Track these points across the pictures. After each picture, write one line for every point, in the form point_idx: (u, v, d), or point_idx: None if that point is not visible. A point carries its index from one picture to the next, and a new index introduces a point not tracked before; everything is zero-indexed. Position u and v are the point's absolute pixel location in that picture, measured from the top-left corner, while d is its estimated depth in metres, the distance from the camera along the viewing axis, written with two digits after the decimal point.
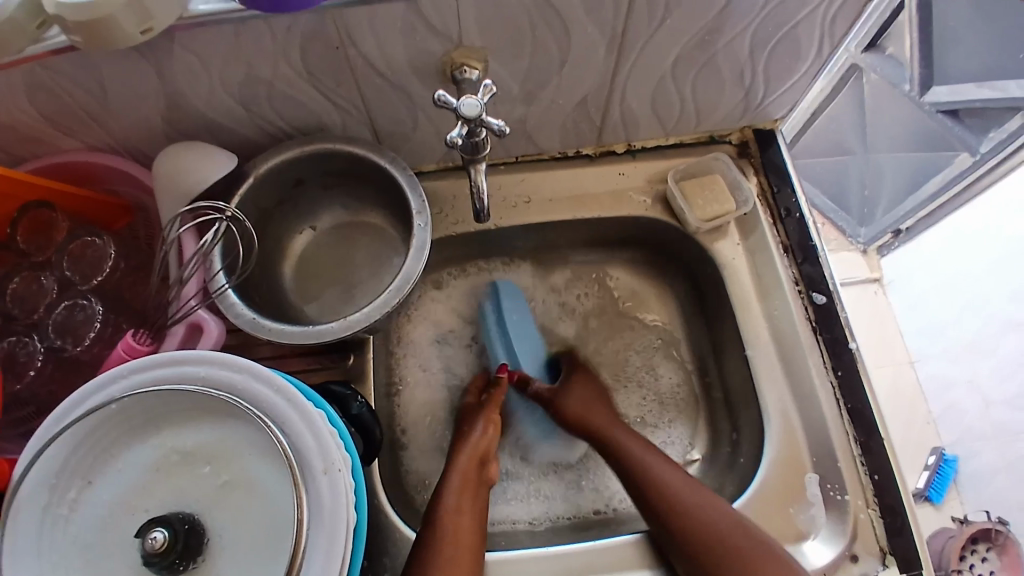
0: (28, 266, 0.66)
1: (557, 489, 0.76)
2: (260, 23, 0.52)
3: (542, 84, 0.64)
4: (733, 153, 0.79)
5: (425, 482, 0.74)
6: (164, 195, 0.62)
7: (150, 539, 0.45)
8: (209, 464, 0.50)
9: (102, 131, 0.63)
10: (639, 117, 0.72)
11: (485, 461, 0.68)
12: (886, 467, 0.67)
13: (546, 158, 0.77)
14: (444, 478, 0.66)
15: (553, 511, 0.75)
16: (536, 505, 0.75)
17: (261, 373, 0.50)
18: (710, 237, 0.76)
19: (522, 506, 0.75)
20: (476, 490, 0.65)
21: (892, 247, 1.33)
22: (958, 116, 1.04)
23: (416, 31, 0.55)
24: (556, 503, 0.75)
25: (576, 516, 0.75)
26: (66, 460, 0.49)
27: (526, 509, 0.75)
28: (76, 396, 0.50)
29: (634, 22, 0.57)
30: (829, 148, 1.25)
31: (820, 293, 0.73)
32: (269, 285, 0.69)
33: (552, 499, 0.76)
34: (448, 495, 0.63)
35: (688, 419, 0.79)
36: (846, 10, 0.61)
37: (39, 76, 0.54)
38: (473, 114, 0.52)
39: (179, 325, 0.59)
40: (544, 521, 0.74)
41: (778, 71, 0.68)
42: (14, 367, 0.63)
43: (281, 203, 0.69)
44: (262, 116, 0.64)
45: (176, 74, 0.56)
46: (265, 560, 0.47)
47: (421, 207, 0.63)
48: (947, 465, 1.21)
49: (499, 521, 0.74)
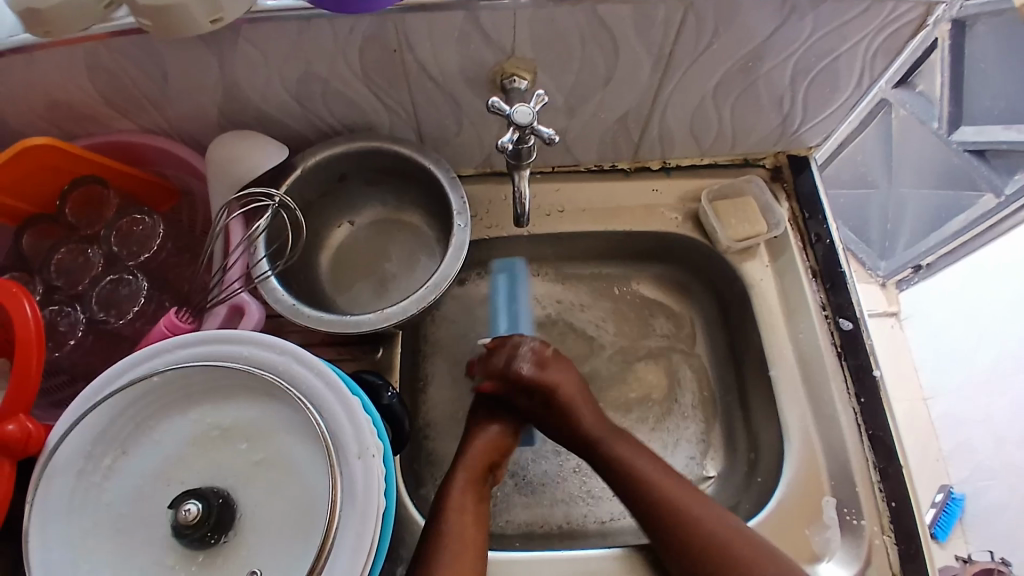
0: (75, 240, 0.68)
1: (602, 492, 0.76)
2: (323, 22, 0.53)
3: (585, 98, 0.66)
4: (765, 176, 0.80)
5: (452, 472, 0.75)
6: (215, 180, 0.64)
7: (184, 510, 0.46)
8: (245, 441, 0.51)
9: (158, 114, 0.65)
10: (676, 136, 0.74)
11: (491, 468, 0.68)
12: (904, 494, 0.67)
13: (582, 170, 0.79)
14: (450, 476, 0.66)
15: (591, 515, 0.75)
16: (574, 508, 0.75)
17: (302, 356, 0.51)
18: (738, 257, 0.77)
19: (562, 508, 0.75)
20: (479, 494, 0.65)
21: (911, 282, 1.35)
22: (985, 157, 1.05)
23: (472, 40, 0.57)
24: (596, 506, 0.75)
25: (614, 521, 0.75)
26: (104, 429, 0.50)
27: (566, 512, 0.75)
28: (119, 366, 0.51)
29: (681, 43, 0.59)
30: (855, 180, 1.26)
31: (846, 319, 0.74)
32: (306, 274, 0.71)
33: (590, 503, 0.76)
34: (448, 497, 0.64)
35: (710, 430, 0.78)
36: (888, 46, 0.62)
37: (102, 55, 0.56)
38: (524, 121, 0.54)
39: (221, 307, 0.61)
40: (580, 525, 0.74)
41: (816, 100, 0.69)
42: (54, 336, 0.64)
43: (324, 196, 0.71)
44: (314, 112, 0.66)
45: (236, 65, 0.58)
46: (293, 539, 0.48)
47: (462, 207, 0.64)
48: (953, 503, 1.21)
49: (535, 523, 0.74)
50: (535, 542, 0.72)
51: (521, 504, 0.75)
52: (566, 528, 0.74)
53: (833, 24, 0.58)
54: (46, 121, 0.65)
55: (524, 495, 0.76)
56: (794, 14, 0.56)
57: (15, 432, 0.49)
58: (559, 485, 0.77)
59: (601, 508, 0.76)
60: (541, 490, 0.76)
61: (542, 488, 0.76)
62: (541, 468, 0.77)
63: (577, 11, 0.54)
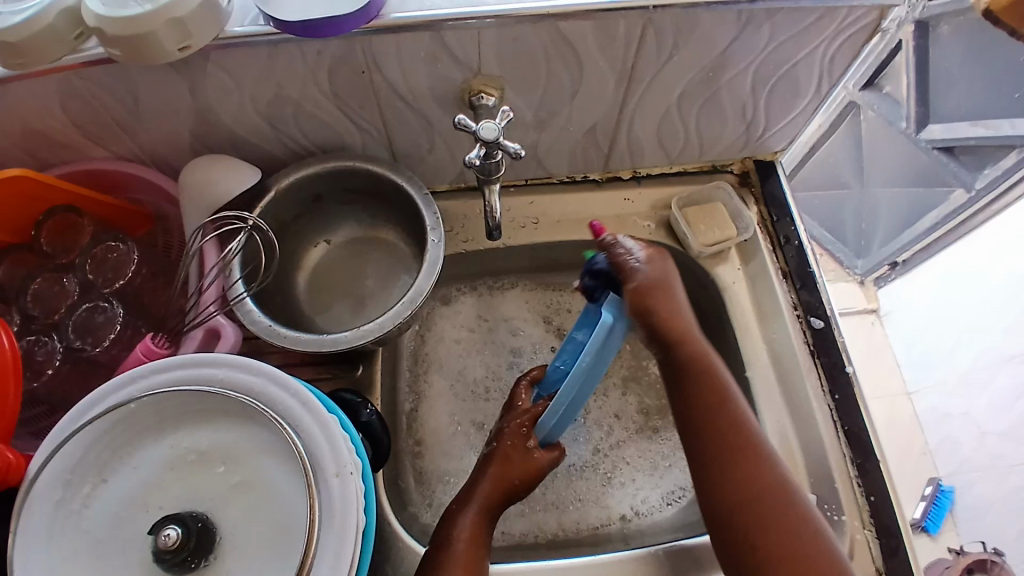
0: (52, 268, 0.68)
1: (590, 496, 0.77)
2: (291, 47, 0.55)
3: (555, 111, 0.67)
4: (734, 182, 0.82)
5: (444, 482, 0.75)
6: (190, 205, 0.64)
7: (163, 536, 0.46)
8: (224, 463, 0.52)
9: (130, 141, 0.66)
10: (645, 146, 0.75)
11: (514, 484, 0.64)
12: (882, 488, 0.68)
13: (554, 181, 0.80)
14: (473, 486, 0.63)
15: (584, 520, 0.76)
16: (567, 514, 0.76)
17: (277, 377, 0.52)
18: (711, 262, 0.79)
19: (553, 514, 0.76)
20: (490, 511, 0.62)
21: (888, 279, 1.37)
22: (953, 153, 1.08)
23: (439, 60, 0.58)
24: (586, 511, 0.76)
25: (604, 525, 0.76)
26: (81, 459, 0.50)
27: (557, 518, 0.76)
28: (96, 393, 0.52)
29: (643, 57, 0.61)
30: (827, 181, 1.29)
31: (817, 318, 0.75)
32: (283, 293, 0.72)
33: (580, 508, 0.76)
34: (461, 518, 0.61)
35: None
36: (844, 51, 0.64)
37: (75, 85, 0.57)
38: (490, 137, 0.56)
39: (197, 330, 0.61)
40: (571, 532, 0.75)
41: (779, 107, 0.71)
42: (32, 366, 0.65)
43: (300, 216, 0.72)
44: (286, 134, 0.66)
45: (207, 91, 0.59)
46: (274, 559, 0.48)
47: (435, 223, 0.65)
48: (943, 495, 1.22)
49: (528, 531, 0.75)
50: (528, 551, 0.73)
51: (518, 514, 0.76)
52: (561, 534, 0.75)
53: (789, 33, 0.60)
54: (19, 151, 0.65)
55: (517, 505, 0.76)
56: (750, 24, 0.58)
57: None
58: (549, 491, 0.77)
59: (590, 512, 0.76)
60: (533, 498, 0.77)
61: (535, 494, 0.77)
62: None
63: (540, 29, 0.56)
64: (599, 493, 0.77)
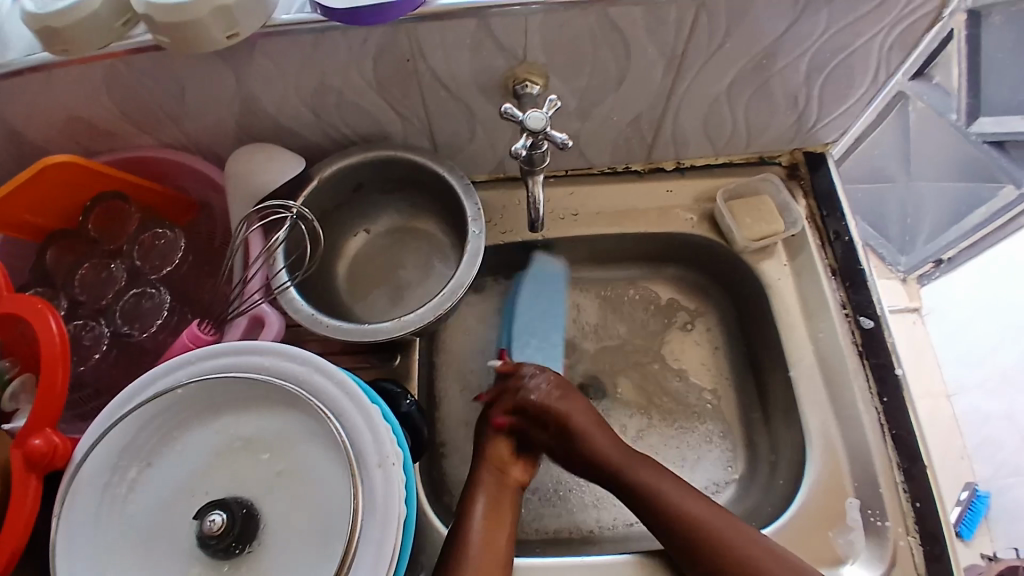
0: (98, 254, 0.69)
1: None
2: (337, 34, 0.54)
3: (598, 101, 0.66)
4: (782, 175, 0.79)
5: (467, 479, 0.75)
6: (234, 194, 0.65)
7: (209, 521, 0.47)
8: (268, 451, 0.52)
9: (176, 129, 0.66)
10: (690, 137, 0.74)
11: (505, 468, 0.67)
12: (929, 494, 0.66)
13: (595, 172, 0.79)
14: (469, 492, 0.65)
15: (622, 516, 0.75)
16: (604, 511, 0.75)
17: (321, 366, 0.52)
18: (755, 257, 0.77)
19: (590, 511, 0.75)
20: (501, 513, 0.64)
21: (932, 276, 1.32)
22: (1004, 148, 1.04)
23: (484, 47, 0.57)
24: (624, 508, 0.75)
25: (642, 522, 0.75)
26: (131, 441, 0.51)
27: (595, 517, 0.75)
28: (144, 379, 0.52)
29: (694, 44, 0.59)
30: (871, 175, 1.24)
31: (867, 317, 0.73)
32: (323, 283, 0.72)
33: (618, 504, 0.76)
34: (472, 533, 0.61)
35: (720, 428, 0.78)
36: (903, 39, 0.61)
37: (121, 72, 0.57)
38: (537, 127, 0.54)
39: (242, 317, 0.61)
40: (610, 529, 0.74)
41: (832, 97, 0.69)
42: (80, 350, 0.66)
43: (341, 205, 0.71)
44: (329, 122, 0.66)
45: (252, 79, 0.59)
46: (317, 547, 0.48)
47: (476, 214, 0.64)
48: (979, 501, 1.18)
49: (565, 530, 0.74)
50: (570, 549, 0.72)
51: (554, 513, 0.75)
52: (598, 531, 0.74)
53: (846, 20, 0.57)
54: (66, 137, 0.67)
55: (553, 503, 0.75)
56: (808, 8, 0.56)
57: (42, 446, 0.50)
58: (583, 488, 0.76)
59: (627, 510, 0.76)
60: (568, 497, 0.76)
61: (568, 493, 0.76)
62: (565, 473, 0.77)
63: (588, 15, 0.54)
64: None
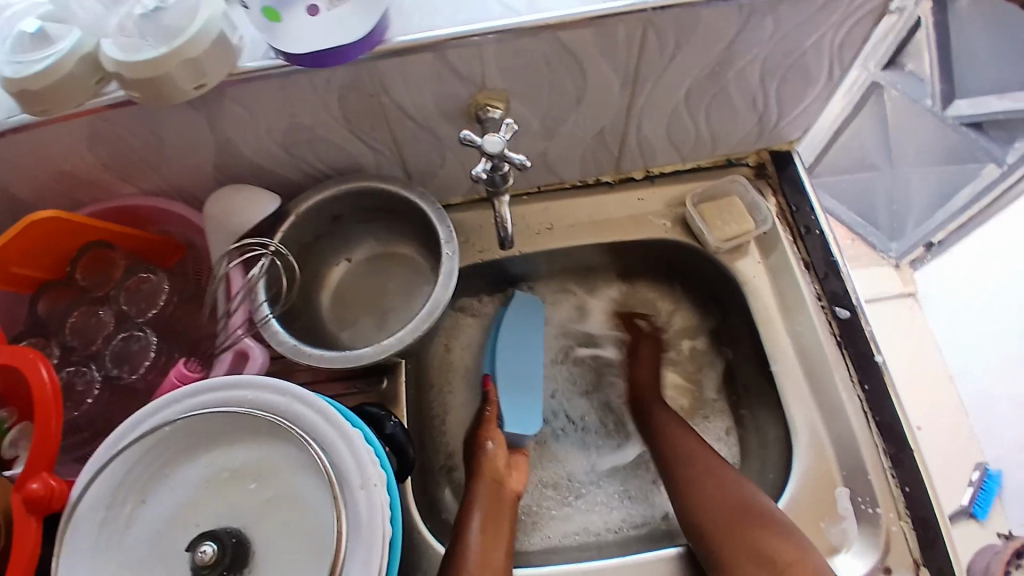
0: (87, 301, 0.71)
1: (635, 494, 0.78)
2: (300, 77, 0.56)
3: (561, 119, 0.68)
4: (750, 175, 0.81)
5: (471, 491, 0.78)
6: (215, 235, 0.67)
7: (200, 553, 0.49)
8: (255, 480, 0.53)
9: (156, 176, 0.69)
10: (656, 145, 0.75)
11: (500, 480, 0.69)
12: (918, 480, 0.66)
13: (566, 186, 0.80)
14: (467, 502, 0.67)
15: (628, 518, 0.77)
16: (613, 513, 0.77)
17: (302, 395, 0.53)
18: (730, 258, 0.78)
19: (599, 515, 0.77)
20: (497, 522, 0.66)
21: (924, 261, 1.32)
22: (982, 129, 1.05)
23: (443, 77, 0.59)
24: (631, 510, 0.77)
25: (647, 523, 0.76)
26: (123, 480, 0.52)
27: (603, 520, 0.77)
28: (132, 420, 0.54)
29: (647, 58, 0.61)
30: (854, 164, 1.26)
31: (843, 309, 0.74)
32: (308, 313, 0.74)
33: (627, 504, 0.78)
34: (470, 540, 0.63)
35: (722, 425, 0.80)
36: (852, 37, 0.63)
37: (98, 126, 0.60)
38: (495, 150, 0.56)
39: (227, 352, 0.63)
40: (617, 530, 0.76)
41: (791, 96, 0.70)
42: (72, 397, 0.68)
43: (319, 238, 0.73)
44: (302, 159, 0.68)
45: (225, 124, 0.61)
46: (307, 572, 0.49)
47: (449, 236, 0.66)
48: (991, 480, 1.19)
49: (576, 533, 0.76)
50: (579, 551, 0.73)
51: (565, 516, 0.77)
52: (604, 535, 0.75)
53: (793, 24, 0.59)
54: (52, 191, 0.69)
55: (564, 507, 0.77)
56: (753, 16, 0.57)
57: (40, 490, 0.52)
58: (594, 492, 0.78)
59: (634, 511, 0.77)
60: (582, 501, 0.78)
61: (583, 496, 0.78)
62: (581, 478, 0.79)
63: (540, 40, 0.56)
64: (646, 490, 0.78)
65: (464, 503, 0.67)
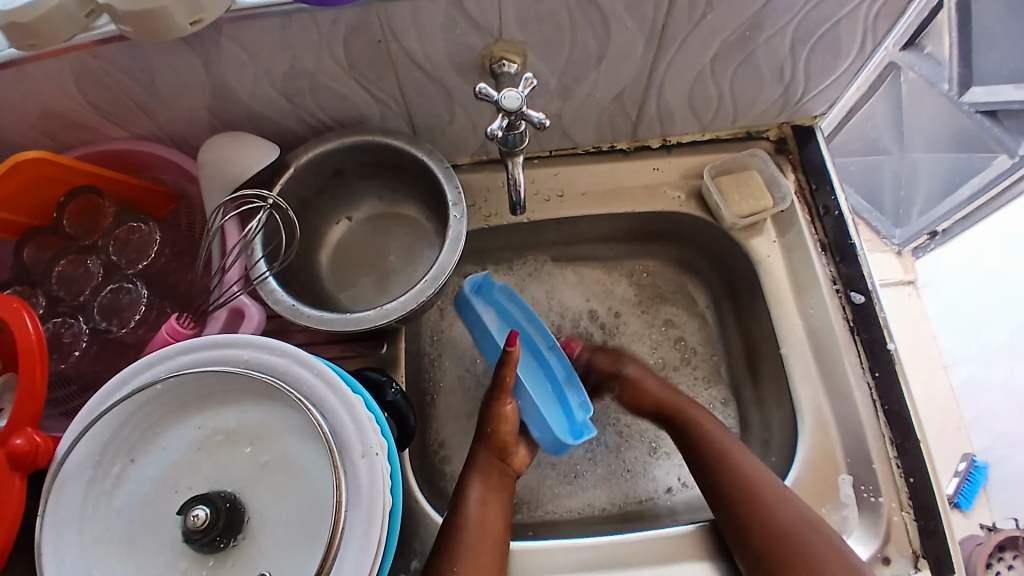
0: (75, 250, 0.68)
1: (638, 469, 0.77)
2: (305, 17, 0.52)
3: (579, 78, 0.64)
4: (770, 149, 0.78)
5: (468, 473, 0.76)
6: (211, 184, 0.63)
7: (192, 516, 0.46)
8: (250, 444, 0.51)
9: (149, 120, 0.65)
10: (675, 111, 0.72)
11: (506, 455, 0.68)
12: (922, 469, 0.66)
13: (580, 151, 0.77)
14: (465, 474, 0.65)
15: (632, 492, 0.76)
16: (615, 488, 0.76)
17: (301, 357, 0.51)
18: (745, 234, 0.76)
19: (601, 489, 0.76)
20: (499, 486, 0.65)
21: (927, 250, 1.29)
22: (997, 118, 1.02)
23: (458, 26, 0.55)
24: (631, 483, 0.76)
25: (651, 498, 0.76)
26: (111, 439, 0.50)
27: (606, 494, 0.76)
28: (122, 376, 0.52)
29: (674, 18, 0.57)
30: (864, 147, 1.23)
31: (858, 292, 0.72)
32: (306, 273, 0.71)
33: (629, 478, 0.77)
34: (472, 512, 0.61)
35: (722, 393, 0.81)
36: (891, 7, 0.59)
37: (90, 64, 0.56)
38: (513, 107, 0.53)
39: (221, 309, 0.61)
40: (620, 505, 0.75)
41: (819, 68, 0.67)
42: (60, 348, 0.65)
43: (320, 194, 0.70)
44: (304, 109, 0.65)
45: (223, 66, 0.57)
46: (304, 540, 0.48)
47: (457, 198, 0.63)
48: (977, 471, 1.18)
49: (577, 508, 0.75)
50: (583, 526, 0.73)
51: (568, 492, 0.76)
52: (610, 509, 0.75)
53: None
54: (38, 132, 0.65)
55: (567, 483, 0.76)
56: None
57: (23, 445, 0.50)
58: (595, 466, 0.78)
59: (637, 485, 0.77)
60: (588, 472, 0.77)
61: (586, 471, 0.77)
62: (589, 454, 0.78)
63: None
64: (648, 463, 0.78)
65: (462, 474, 0.66)
